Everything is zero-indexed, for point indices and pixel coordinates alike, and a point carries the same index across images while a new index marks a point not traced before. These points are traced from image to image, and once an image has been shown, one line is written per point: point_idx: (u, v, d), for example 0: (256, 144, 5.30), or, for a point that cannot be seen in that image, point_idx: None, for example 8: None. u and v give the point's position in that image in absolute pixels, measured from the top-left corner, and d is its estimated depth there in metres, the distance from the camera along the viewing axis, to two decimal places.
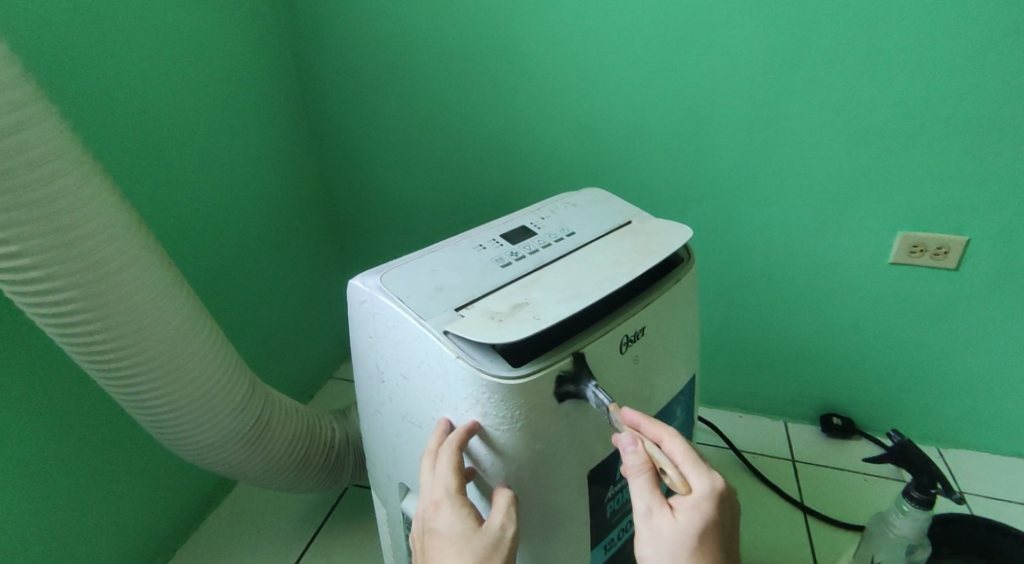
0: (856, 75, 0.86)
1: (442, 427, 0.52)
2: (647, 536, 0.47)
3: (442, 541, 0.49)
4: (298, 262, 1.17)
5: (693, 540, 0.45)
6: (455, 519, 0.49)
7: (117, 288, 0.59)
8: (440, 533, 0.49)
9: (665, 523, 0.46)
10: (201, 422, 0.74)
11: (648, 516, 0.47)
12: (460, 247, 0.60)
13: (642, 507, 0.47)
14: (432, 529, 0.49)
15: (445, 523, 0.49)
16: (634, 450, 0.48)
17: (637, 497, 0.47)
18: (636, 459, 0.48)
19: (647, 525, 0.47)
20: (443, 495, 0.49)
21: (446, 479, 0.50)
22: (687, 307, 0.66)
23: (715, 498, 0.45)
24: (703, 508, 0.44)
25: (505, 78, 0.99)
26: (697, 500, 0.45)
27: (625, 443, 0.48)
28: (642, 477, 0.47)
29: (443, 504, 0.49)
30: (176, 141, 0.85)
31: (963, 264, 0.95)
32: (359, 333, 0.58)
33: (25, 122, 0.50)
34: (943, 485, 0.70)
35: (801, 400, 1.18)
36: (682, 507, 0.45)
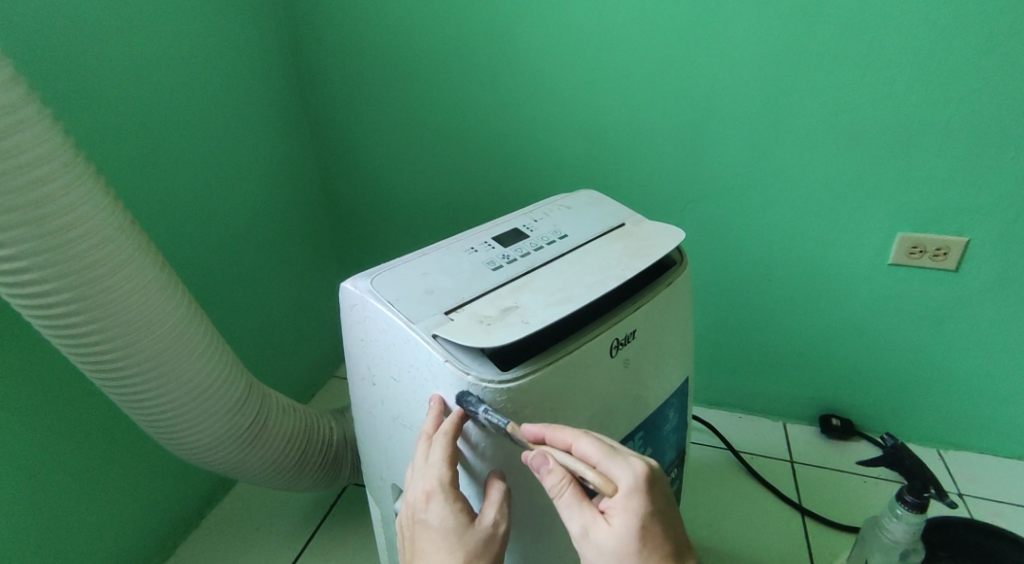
0: (854, 76, 0.86)
1: (436, 405, 0.51)
2: (592, 551, 0.46)
3: (433, 533, 0.49)
4: (298, 263, 1.17)
5: (634, 542, 0.44)
6: (446, 514, 0.49)
7: (111, 289, 0.59)
8: (432, 525, 0.49)
9: (602, 533, 0.45)
10: (198, 422, 0.74)
11: (585, 532, 0.46)
12: (452, 250, 0.61)
13: (579, 525, 0.46)
14: (422, 520, 0.50)
15: (437, 516, 0.49)
16: (549, 469, 0.46)
17: (570, 518, 0.46)
18: (554, 477, 0.46)
19: (588, 541, 0.46)
20: (435, 489, 0.49)
21: (438, 471, 0.49)
22: (680, 309, 0.66)
23: (641, 490, 0.44)
24: (633, 505, 0.44)
25: (503, 78, 0.99)
26: (624, 500, 0.44)
27: (537, 464, 0.46)
28: (567, 493, 0.46)
29: (435, 498, 0.49)
30: (171, 143, 0.86)
31: (963, 265, 0.95)
32: (351, 336, 0.58)
33: (16, 126, 0.50)
34: (935, 490, 0.70)
35: (800, 401, 1.17)
36: (615, 514, 0.45)
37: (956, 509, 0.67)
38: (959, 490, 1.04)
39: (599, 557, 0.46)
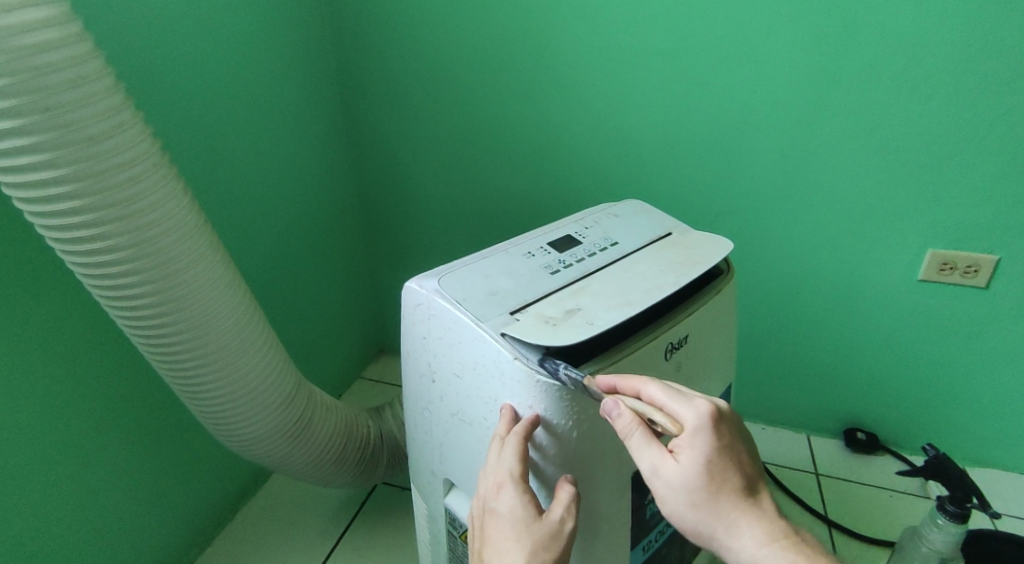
0: (894, 95, 0.87)
1: (506, 413, 0.53)
2: (662, 489, 0.47)
3: (501, 522, 0.50)
4: (334, 265, 1.20)
5: (700, 476, 0.45)
6: (515, 504, 0.50)
7: (186, 284, 0.62)
8: (500, 514, 0.51)
9: (671, 469, 0.46)
10: (252, 415, 0.77)
11: (655, 471, 0.46)
12: (511, 254, 0.63)
13: (647, 463, 0.47)
14: (492, 509, 0.51)
15: (506, 505, 0.50)
16: (619, 414, 0.47)
17: (640, 457, 0.47)
18: (624, 419, 0.47)
19: (658, 481, 0.47)
20: (507, 480, 0.51)
21: (511, 466, 0.51)
22: (726, 318, 0.67)
23: (708, 427, 0.45)
24: (701, 440, 0.45)
25: (543, 89, 1.01)
26: (691, 437, 0.45)
27: (609, 408, 0.48)
28: (636, 434, 0.47)
29: (506, 487, 0.51)
30: (228, 145, 0.88)
31: (994, 283, 0.96)
32: (412, 334, 0.60)
33: (115, 128, 0.53)
34: (979, 501, 0.71)
35: (825, 414, 1.18)
36: (681, 450, 0.46)
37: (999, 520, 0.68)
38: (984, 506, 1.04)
39: (669, 496, 0.47)
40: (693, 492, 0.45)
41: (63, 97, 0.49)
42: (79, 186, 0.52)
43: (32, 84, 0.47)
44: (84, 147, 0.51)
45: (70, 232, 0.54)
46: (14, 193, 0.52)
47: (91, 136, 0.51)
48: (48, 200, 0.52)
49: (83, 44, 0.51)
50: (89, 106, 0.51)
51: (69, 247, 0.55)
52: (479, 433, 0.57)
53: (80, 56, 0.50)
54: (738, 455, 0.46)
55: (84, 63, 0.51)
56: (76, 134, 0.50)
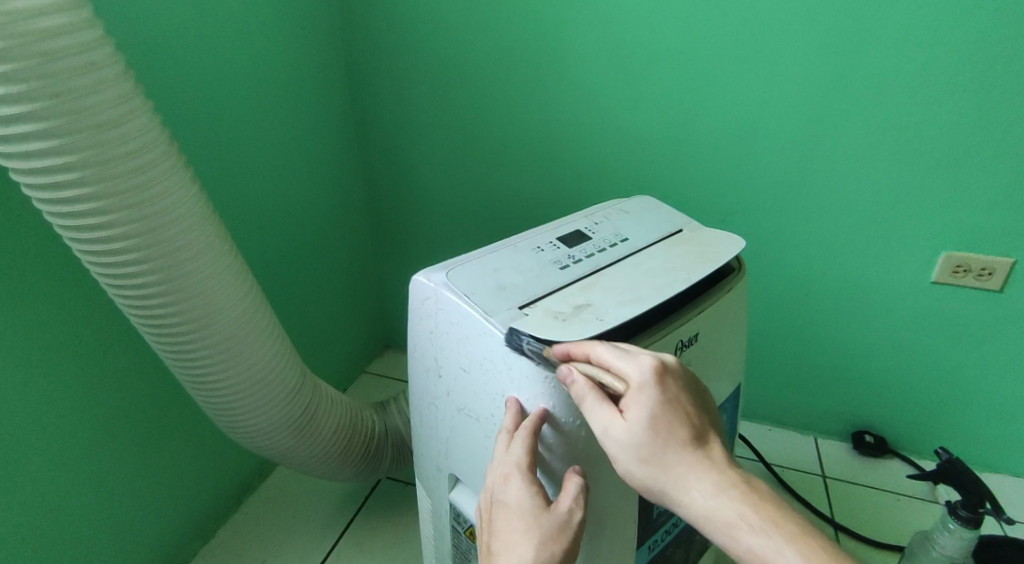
0: (910, 94, 0.86)
1: (510, 406, 0.52)
2: (613, 451, 0.45)
3: (510, 512, 0.50)
4: (341, 258, 1.19)
5: (648, 432, 0.44)
6: (524, 494, 0.50)
7: (193, 274, 0.62)
8: (508, 504, 0.50)
9: (619, 428, 0.45)
10: (257, 407, 0.76)
11: (605, 432, 0.45)
12: (520, 249, 0.62)
13: (599, 424, 0.46)
14: (499, 500, 0.51)
15: (514, 496, 0.50)
16: (573, 379, 0.47)
17: (593, 420, 0.46)
18: (577, 385, 0.46)
19: (610, 442, 0.45)
20: (514, 471, 0.50)
21: (518, 458, 0.50)
22: (736, 316, 0.66)
23: (652, 381, 0.44)
24: (646, 393, 0.44)
25: (553, 85, 1.00)
26: (638, 393, 0.44)
27: (564, 377, 0.47)
28: (589, 396, 0.46)
29: (513, 477, 0.50)
30: (236, 138, 0.88)
31: (1008, 286, 0.94)
32: (420, 328, 0.60)
33: (125, 115, 0.53)
34: (992, 506, 0.70)
35: (834, 417, 1.17)
36: (630, 408, 0.45)
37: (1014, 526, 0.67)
38: None
39: (619, 457, 0.45)
40: (642, 450, 0.44)
41: (74, 83, 0.49)
42: (90, 173, 0.51)
43: (43, 70, 0.47)
44: (95, 134, 0.51)
45: (80, 220, 0.54)
46: (24, 180, 0.52)
47: (101, 123, 0.51)
48: (58, 188, 0.51)
49: (94, 30, 0.50)
50: (100, 93, 0.51)
51: (78, 236, 0.55)
52: (485, 428, 0.57)
53: (92, 42, 0.50)
54: (685, 408, 0.45)
55: (95, 49, 0.50)
56: (87, 121, 0.50)
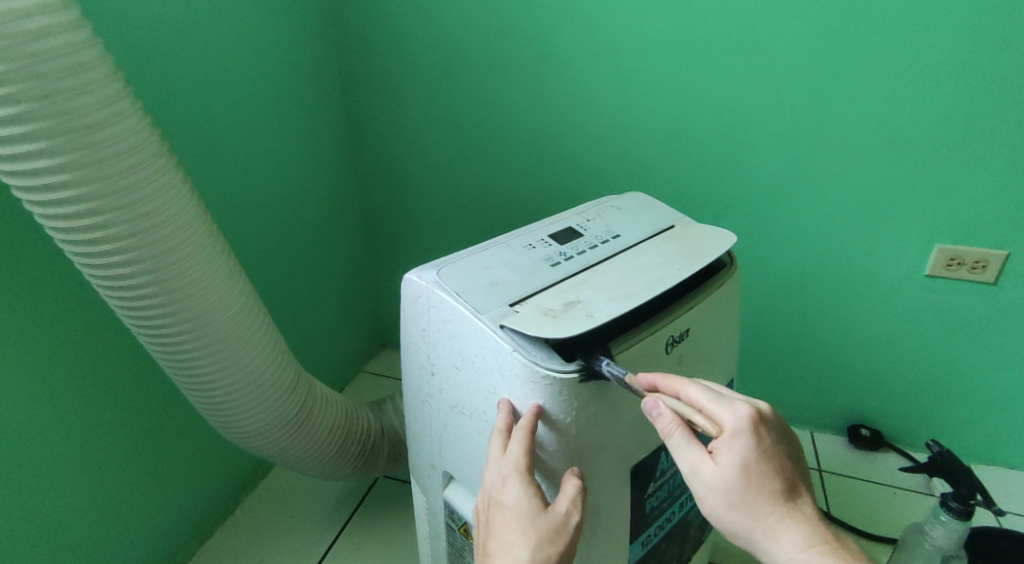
0: (901, 87, 0.86)
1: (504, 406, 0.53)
2: (701, 491, 0.47)
3: (506, 513, 0.50)
4: (336, 257, 1.19)
5: (740, 479, 0.45)
6: (522, 495, 0.50)
7: (185, 274, 0.62)
8: (505, 506, 0.50)
9: (709, 471, 0.46)
10: (251, 406, 0.77)
11: (694, 473, 0.47)
12: (511, 246, 0.62)
13: (687, 464, 0.47)
14: (496, 501, 0.51)
15: (511, 497, 0.50)
16: (658, 412, 0.48)
17: (681, 457, 0.47)
18: (664, 417, 0.48)
19: (698, 482, 0.47)
20: (512, 472, 0.50)
21: (516, 458, 0.50)
22: (728, 311, 0.67)
23: (749, 428, 0.45)
24: (743, 441, 0.45)
25: (546, 82, 1.00)
26: (731, 439, 0.45)
27: (649, 408, 0.48)
28: (677, 434, 0.47)
29: (511, 478, 0.50)
30: (228, 138, 0.88)
31: (1001, 279, 0.95)
32: (412, 326, 0.60)
33: (116, 115, 0.53)
34: (983, 497, 0.71)
35: (829, 411, 1.17)
36: (721, 454, 0.46)
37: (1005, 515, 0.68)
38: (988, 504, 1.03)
39: (707, 497, 0.47)
40: (731, 495, 0.45)
41: (63, 84, 0.49)
42: (79, 174, 0.51)
43: (31, 71, 0.47)
44: (84, 135, 0.51)
45: (71, 222, 0.54)
46: (14, 181, 0.52)
47: (90, 124, 0.51)
48: (49, 188, 0.52)
49: (82, 31, 0.50)
50: (89, 93, 0.51)
51: (69, 236, 0.55)
52: (478, 426, 0.57)
53: (79, 43, 0.50)
54: (782, 459, 0.46)
55: (83, 50, 0.50)
56: (76, 122, 0.50)
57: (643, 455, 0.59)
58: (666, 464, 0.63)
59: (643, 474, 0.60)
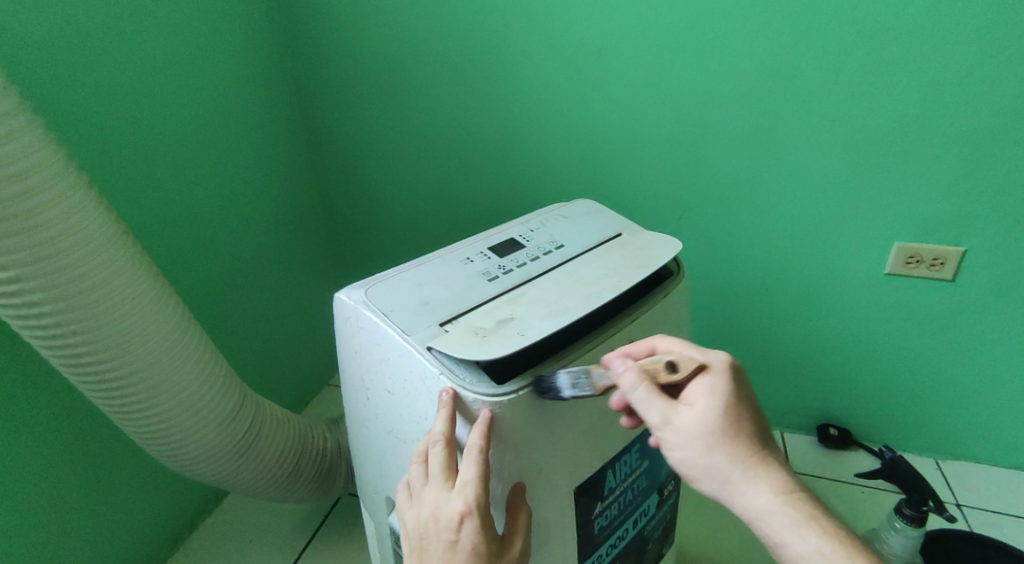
0: (852, 85, 0.85)
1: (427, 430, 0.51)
2: (677, 441, 0.46)
3: (460, 555, 0.46)
4: (291, 271, 1.16)
5: (718, 420, 0.45)
6: (478, 538, 0.46)
7: (102, 300, 0.59)
8: (459, 548, 0.46)
9: (685, 417, 0.45)
10: (190, 433, 0.73)
11: (667, 421, 0.46)
12: (448, 260, 0.60)
13: (660, 414, 0.45)
14: (447, 541, 0.47)
15: (467, 540, 0.46)
16: (626, 367, 0.46)
17: (649, 410, 0.46)
18: (631, 371, 0.46)
19: (671, 433, 0.46)
20: (467, 512, 0.46)
21: (471, 494, 0.46)
22: (677, 320, 0.65)
23: (725, 370, 0.46)
24: (720, 380, 0.46)
25: (498, 87, 0.98)
26: (707, 379, 0.46)
27: (615, 364, 0.47)
28: (644, 388, 0.45)
29: (467, 521, 0.46)
30: (165, 151, 0.85)
31: (960, 275, 0.94)
32: (345, 348, 0.58)
33: (9, 134, 0.50)
34: (933, 504, 0.75)
35: (798, 412, 1.16)
36: (697, 399, 0.46)
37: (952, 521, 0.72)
38: (957, 502, 1.03)
39: (683, 446, 0.46)
40: (711, 440, 0.45)
41: None
42: None
43: None
44: None
45: None
46: None
47: None
48: None
49: None
50: None
51: None
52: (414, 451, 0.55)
53: None
54: (754, 404, 0.47)
55: None
56: None
57: (588, 474, 0.57)
58: (615, 481, 0.61)
59: (590, 492, 0.58)
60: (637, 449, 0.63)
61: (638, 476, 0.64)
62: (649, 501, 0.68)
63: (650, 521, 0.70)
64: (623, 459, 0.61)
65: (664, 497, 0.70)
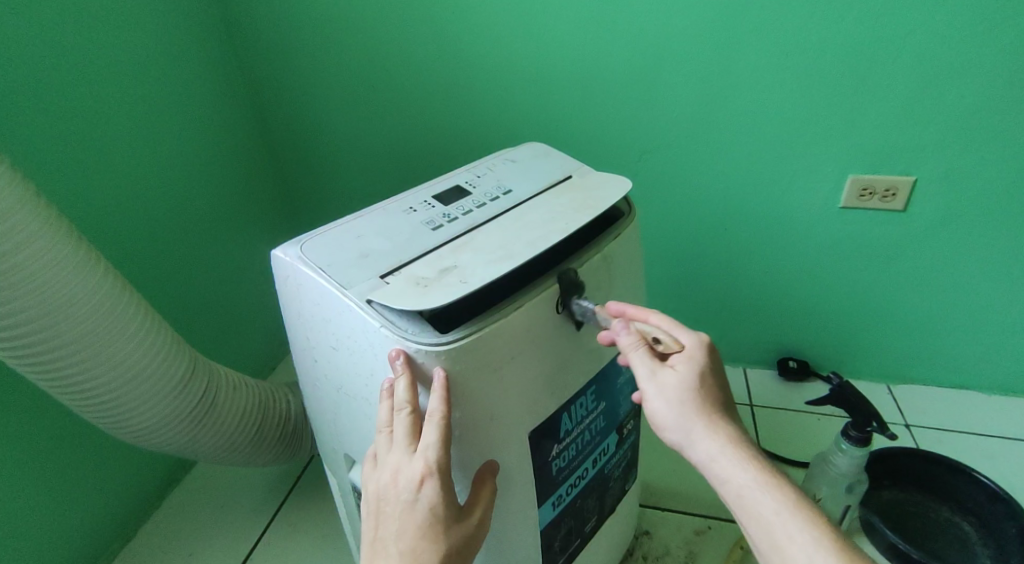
0: (806, 15, 0.83)
1: (385, 390, 0.50)
2: (654, 391, 0.51)
3: (418, 516, 0.47)
4: (241, 234, 1.12)
5: (694, 380, 0.50)
6: (438, 499, 0.47)
7: (18, 267, 0.57)
8: (417, 507, 0.47)
9: (667, 376, 0.51)
10: (138, 402, 0.70)
11: (653, 375, 0.51)
12: (389, 211, 0.58)
13: (650, 369, 0.51)
14: (402, 499, 0.47)
15: (427, 500, 0.47)
16: (626, 331, 0.53)
17: (640, 364, 0.52)
18: (629, 338, 0.53)
19: (652, 385, 0.51)
20: (426, 472, 0.47)
21: (432, 454, 0.47)
22: (631, 261, 0.64)
23: (702, 347, 0.52)
24: (698, 353, 0.52)
25: (444, 31, 0.94)
26: (689, 351, 0.52)
27: (618, 329, 0.53)
28: (637, 349, 0.52)
29: (428, 481, 0.47)
30: (87, 112, 0.80)
31: (911, 205, 0.95)
32: (287, 308, 0.56)
33: None
34: (877, 424, 0.77)
35: (759, 346, 1.18)
36: (680, 359, 0.52)
37: (893, 439, 0.75)
38: (905, 422, 1.07)
39: (657, 397, 0.51)
40: (686, 391, 0.50)
41: None
42: None
43: None
44: None
45: None
46: None
47: None
48: None
49: None
50: None
51: None
52: (365, 406, 0.54)
53: None
54: (721, 385, 0.52)
55: None
56: None
57: (543, 419, 0.57)
58: (571, 423, 0.61)
59: (548, 437, 0.58)
60: (593, 392, 0.63)
61: (594, 417, 0.65)
62: (609, 440, 0.69)
63: (610, 460, 0.71)
64: (579, 401, 0.61)
65: (623, 435, 0.71)
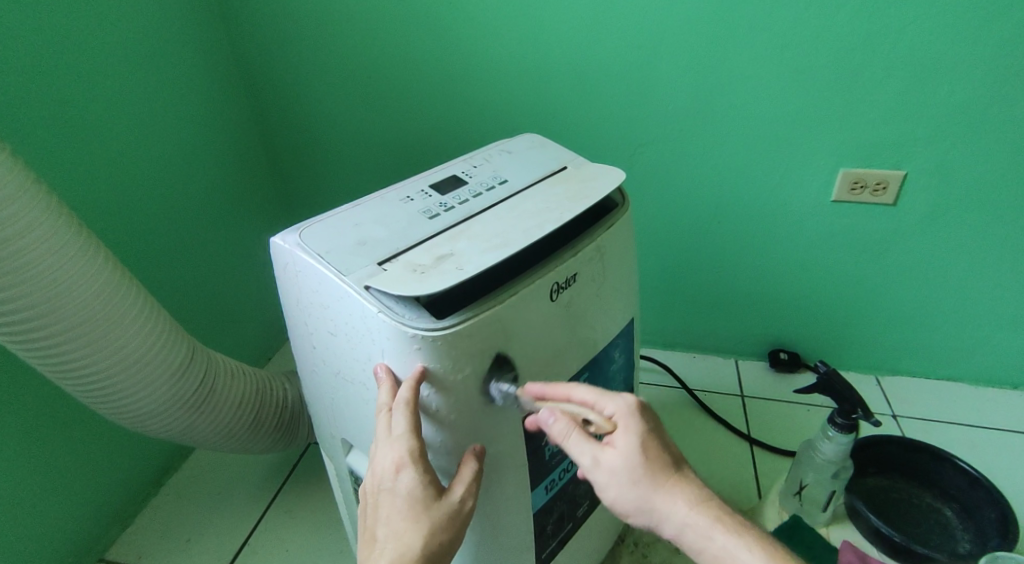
0: (800, 9, 0.84)
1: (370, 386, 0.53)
2: (605, 479, 0.50)
3: (399, 501, 0.49)
4: (237, 223, 1.12)
5: (638, 458, 0.49)
6: (415, 484, 0.49)
7: (19, 254, 0.57)
8: (398, 495, 0.50)
9: (609, 457, 0.50)
10: (136, 387, 0.71)
11: (595, 464, 0.50)
12: (387, 200, 0.59)
13: (589, 456, 0.50)
14: (384, 489, 0.50)
15: (404, 486, 0.49)
16: (555, 418, 0.51)
17: (580, 452, 0.50)
18: (560, 423, 0.51)
19: (599, 473, 0.50)
20: (400, 459, 0.49)
21: (403, 442, 0.49)
22: (624, 250, 0.65)
23: (634, 412, 0.50)
24: (631, 429, 0.50)
25: (441, 22, 0.94)
26: (623, 423, 0.50)
27: (547, 417, 0.51)
28: (574, 434, 0.50)
29: (403, 468, 0.49)
30: (85, 99, 0.80)
31: (901, 199, 0.97)
32: (286, 294, 0.57)
33: None
34: (862, 411, 0.79)
35: (751, 338, 1.20)
36: (617, 437, 0.50)
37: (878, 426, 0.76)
38: (892, 413, 1.09)
39: (612, 484, 0.50)
40: (636, 474, 0.49)
41: None
42: None
43: None
44: None
45: None
46: None
47: None
48: None
49: None
50: None
51: None
52: (362, 390, 0.55)
53: None
54: (663, 441, 0.51)
55: None
56: None
57: None
58: None
59: None
60: (585, 378, 0.64)
61: None
62: None
63: None
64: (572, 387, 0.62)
65: None
